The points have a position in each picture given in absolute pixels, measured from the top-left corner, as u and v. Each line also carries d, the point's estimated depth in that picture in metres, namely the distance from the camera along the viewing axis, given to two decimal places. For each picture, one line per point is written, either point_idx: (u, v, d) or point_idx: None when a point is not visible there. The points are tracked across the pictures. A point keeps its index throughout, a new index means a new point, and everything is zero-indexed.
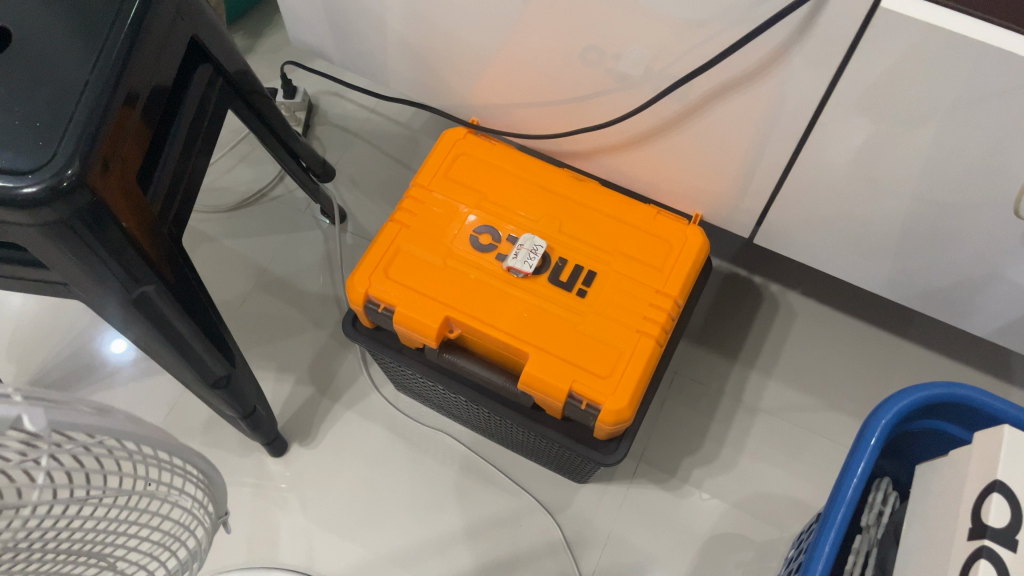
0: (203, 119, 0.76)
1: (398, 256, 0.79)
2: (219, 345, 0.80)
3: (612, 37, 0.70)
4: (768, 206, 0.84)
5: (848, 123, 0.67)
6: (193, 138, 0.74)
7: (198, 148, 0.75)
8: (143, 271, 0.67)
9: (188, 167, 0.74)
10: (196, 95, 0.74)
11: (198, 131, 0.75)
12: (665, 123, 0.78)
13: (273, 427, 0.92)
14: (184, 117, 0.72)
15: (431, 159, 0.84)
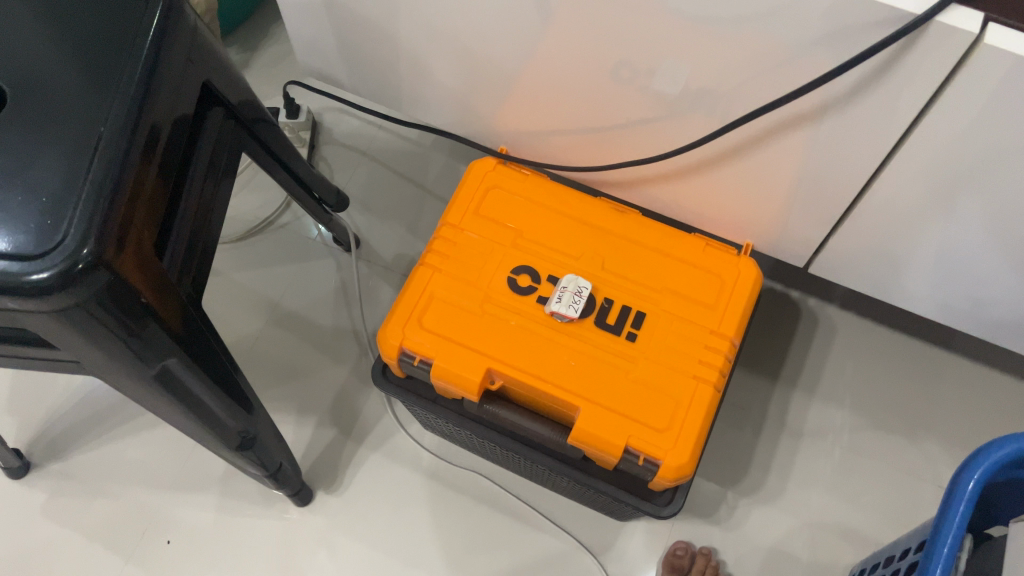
0: (218, 165, 0.69)
1: (431, 304, 0.73)
2: (247, 406, 0.74)
3: (643, 51, 0.63)
4: (811, 253, 0.77)
5: (914, 174, 0.61)
6: (209, 186, 0.68)
7: (214, 197, 0.69)
8: (164, 344, 0.61)
9: (205, 220, 0.68)
10: (210, 141, 0.68)
11: (213, 180, 0.69)
12: (710, 159, 0.71)
13: (297, 478, 0.87)
14: (200, 166, 0.66)
15: (460, 195, 0.78)
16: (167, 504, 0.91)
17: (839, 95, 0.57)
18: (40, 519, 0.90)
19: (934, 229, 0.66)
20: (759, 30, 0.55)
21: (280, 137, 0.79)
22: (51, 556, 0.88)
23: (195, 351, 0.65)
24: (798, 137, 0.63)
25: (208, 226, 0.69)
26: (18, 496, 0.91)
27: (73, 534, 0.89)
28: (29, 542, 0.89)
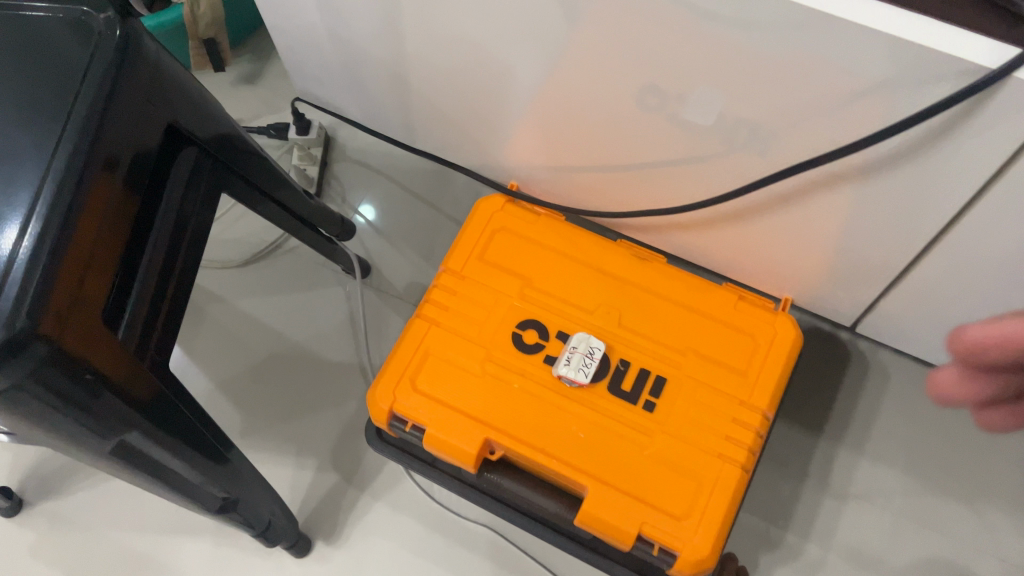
0: (192, 209, 0.62)
1: (426, 362, 0.66)
2: (231, 470, 0.68)
3: (673, 74, 0.51)
4: (861, 311, 0.68)
5: (985, 241, 0.51)
6: (178, 233, 0.61)
7: (186, 245, 0.62)
8: (121, 418, 0.55)
9: (175, 271, 0.61)
10: (180, 184, 0.61)
11: (185, 226, 0.62)
12: (743, 209, 0.62)
13: (293, 530, 0.81)
14: (167, 213, 0.59)
15: (463, 237, 0.70)
16: (160, 549, 0.87)
17: (894, 151, 0.48)
18: (30, 561, 0.86)
19: (1005, 300, 0.56)
20: (797, 77, 0.46)
21: (273, 172, 0.72)
22: None
23: (165, 421, 0.59)
24: (846, 193, 0.54)
25: (181, 276, 0.62)
26: (9, 535, 0.87)
27: None
28: None
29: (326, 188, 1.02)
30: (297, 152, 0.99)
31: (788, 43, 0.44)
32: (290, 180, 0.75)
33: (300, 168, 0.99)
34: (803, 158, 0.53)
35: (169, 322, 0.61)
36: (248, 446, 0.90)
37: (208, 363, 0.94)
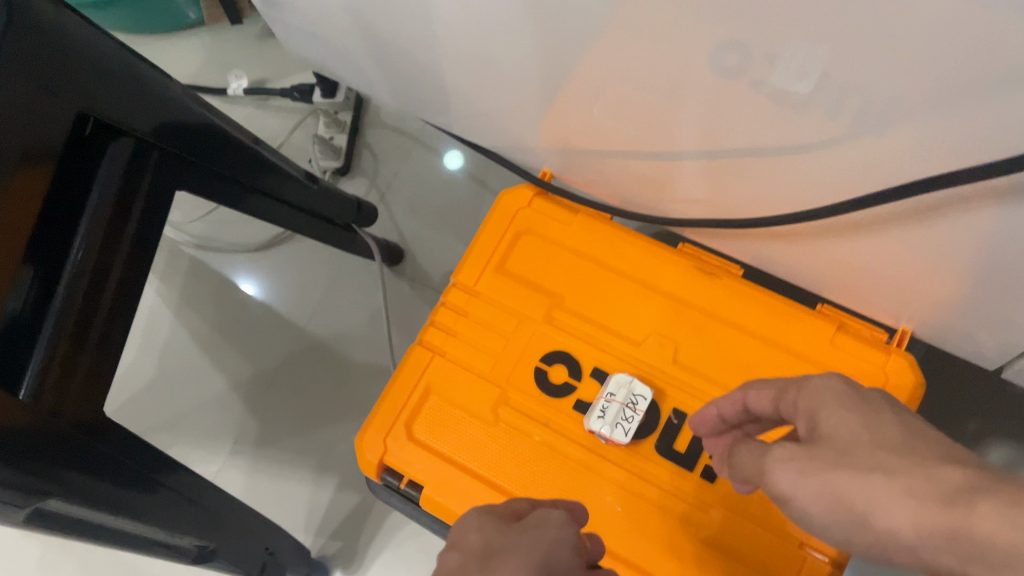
0: (131, 216, 0.49)
1: (427, 404, 0.53)
2: (213, 516, 0.58)
3: (755, 20, 0.30)
4: (1008, 358, 0.50)
5: None
6: (108, 247, 0.48)
7: (122, 261, 0.49)
8: (47, 508, 0.43)
9: (104, 298, 0.48)
10: (109, 185, 0.47)
11: (120, 239, 0.49)
12: (852, 223, 0.44)
13: (303, 562, 0.72)
14: (93, 225, 0.46)
15: (479, 242, 0.55)
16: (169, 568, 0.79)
17: None
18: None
19: None
20: (949, 59, 0.28)
21: (247, 158, 0.59)
22: None
23: (132, 485, 0.48)
24: (999, 220, 0.36)
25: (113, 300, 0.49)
26: (14, 543, 0.81)
27: None
28: None
29: (356, 160, 0.88)
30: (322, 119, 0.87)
31: (933, 16, 0.26)
32: (279, 164, 0.62)
33: (326, 137, 0.87)
34: (938, 172, 0.35)
35: (100, 356, 0.48)
36: (264, 457, 0.81)
37: (224, 360, 0.84)
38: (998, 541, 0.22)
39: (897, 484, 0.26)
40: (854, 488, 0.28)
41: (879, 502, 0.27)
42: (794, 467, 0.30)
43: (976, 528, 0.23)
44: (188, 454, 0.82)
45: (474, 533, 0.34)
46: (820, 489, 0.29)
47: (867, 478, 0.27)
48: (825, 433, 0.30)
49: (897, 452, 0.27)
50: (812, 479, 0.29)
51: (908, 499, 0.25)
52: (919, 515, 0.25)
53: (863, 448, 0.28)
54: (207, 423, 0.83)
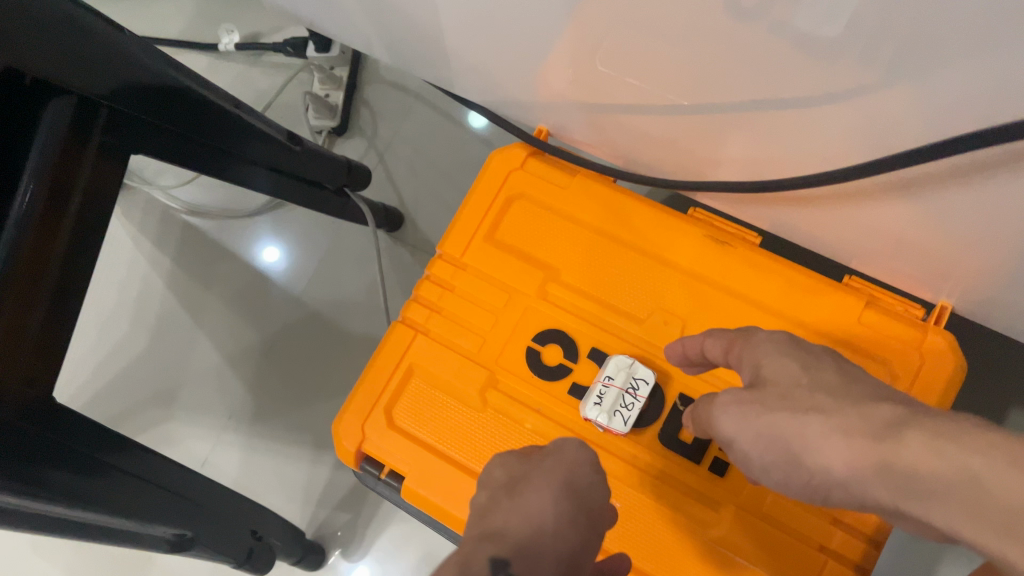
0: (76, 187, 0.45)
1: (409, 388, 0.48)
2: (187, 505, 0.54)
3: None
4: None
5: None
6: (48, 222, 0.43)
7: (66, 236, 0.45)
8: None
9: (46, 278, 0.44)
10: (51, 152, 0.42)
11: (61, 212, 0.44)
12: (888, 184, 0.38)
13: (297, 545, 0.68)
14: (33, 200, 0.42)
15: (467, 208, 0.50)
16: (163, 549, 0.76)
17: None
18: (28, 555, 0.77)
19: None
20: None
21: (219, 125, 0.53)
22: None
23: (89, 476, 0.45)
24: None
25: (59, 280, 0.45)
26: None
27: None
28: None
29: (355, 119, 0.83)
30: (317, 76, 0.81)
31: None
32: (264, 131, 0.58)
33: (321, 94, 0.82)
34: (994, 126, 0.29)
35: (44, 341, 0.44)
36: (260, 433, 0.77)
37: (218, 332, 0.81)
38: (924, 470, 0.25)
39: (829, 423, 0.29)
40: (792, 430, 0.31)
41: (813, 442, 0.29)
42: (737, 410, 0.33)
43: (902, 455, 0.26)
44: (182, 430, 0.79)
45: (499, 471, 0.38)
46: (762, 426, 0.32)
47: (804, 418, 0.30)
48: (766, 379, 0.34)
49: (832, 395, 0.30)
50: (753, 422, 0.32)
51: (838, 436, 0.28)
52: (849, 449, 0.28)
53: (803, 393, 0.31)
54: (201, 398, 0.79)
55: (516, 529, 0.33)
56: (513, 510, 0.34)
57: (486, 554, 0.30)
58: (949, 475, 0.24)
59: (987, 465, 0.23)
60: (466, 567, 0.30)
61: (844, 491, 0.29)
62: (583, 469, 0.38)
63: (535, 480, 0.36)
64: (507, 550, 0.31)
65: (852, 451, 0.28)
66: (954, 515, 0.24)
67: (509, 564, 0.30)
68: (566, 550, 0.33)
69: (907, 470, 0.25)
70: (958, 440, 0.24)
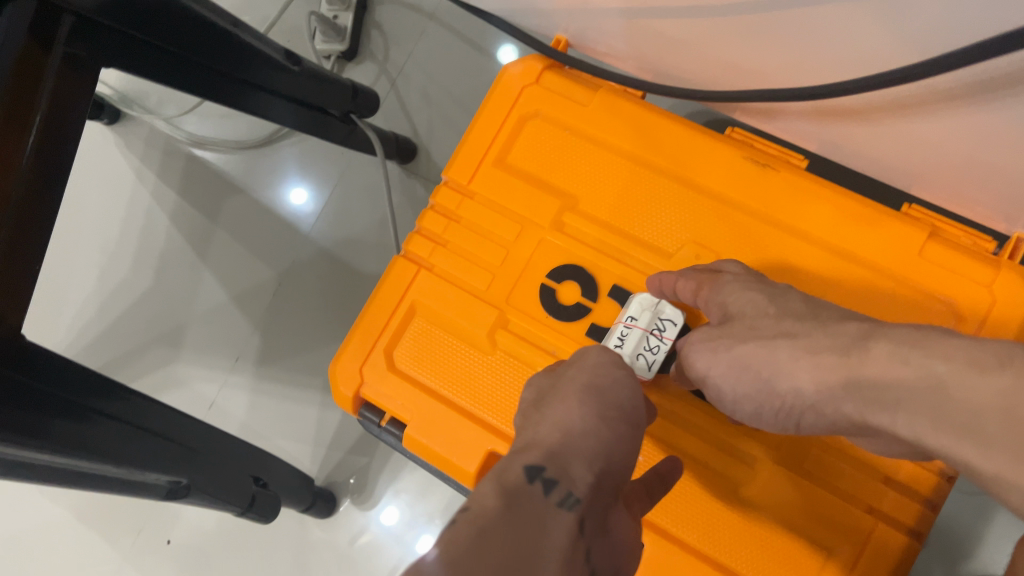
0: (38, 103, 0.40)
1: (411, 328, 0.44)
2: (182, 451, 0.50)
3: None
4: None
5: None
6: (7, 140, 0.39)
7: (31, 154, 0.40)
8: None
9: (8, 203, 0.39)
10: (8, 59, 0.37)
11: (22, 129, 0.39)
12: (963, 91, 0.32)
13: (305, 492, 0.65)
14: None
15: (476, 130, 0.45)
16: None
17: None
18: (34, 495, 0.75)
19: None
20: None
21: (217, 45, 0.49)
22: (43, 544, 0.74)
23: (70, 420, 0.41)
24: None
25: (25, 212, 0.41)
26: None
27: (68, 517, 0.74)
28: (22, 524, 0.75)
29: (365, 42, 0.77)
30: None
31: None
32: (267, 53, 0.53)
33: (329, 15, 0.76)
34: None
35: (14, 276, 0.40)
36: (270, 375, 0.74)
37: (225, 269, 0.77)
38: (895, 378, 0.28)
39: (799, 347, 0.32)
40: (760, 356, 0.34)
41: (784, 367, 0.32)
42: (712, 347, 0.36)
43: (867, 366, 0.29)
44: (189, 371, 0.76)
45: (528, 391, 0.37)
46: (735, 357, 0.34)
47: (772, 343, 0.33)
48: (735, 313, 0.36)
49: (800, 323, 0.33)
50: (724, 355, 0.35)
51: (807, 356, 0.32)
52: (819, 367, 0.31)
53: (769, 321, 0.35)
54: (209, 338, 0.76)
55: (549, 437, 0.31)
56: (544, 420, 0.33)
57: (519, 465, 0.29)
58: (914, 379, 0.27)
59: (948, 369, 0.27)
60: (502, 481, 0.28)
61: (815, 413, 0.32)
62: (608, 369, 0.36)
63: (560, 393, 0.34)
64: (540, 458, 0.29)
65: (823, 368, 0.31)
66: (919, 421, 0.27)
67: (544, 471, 0.29)
68: (599, 447, 0.31)
69: (879, 381, 0.29)
70: (924, 348, 0.28)
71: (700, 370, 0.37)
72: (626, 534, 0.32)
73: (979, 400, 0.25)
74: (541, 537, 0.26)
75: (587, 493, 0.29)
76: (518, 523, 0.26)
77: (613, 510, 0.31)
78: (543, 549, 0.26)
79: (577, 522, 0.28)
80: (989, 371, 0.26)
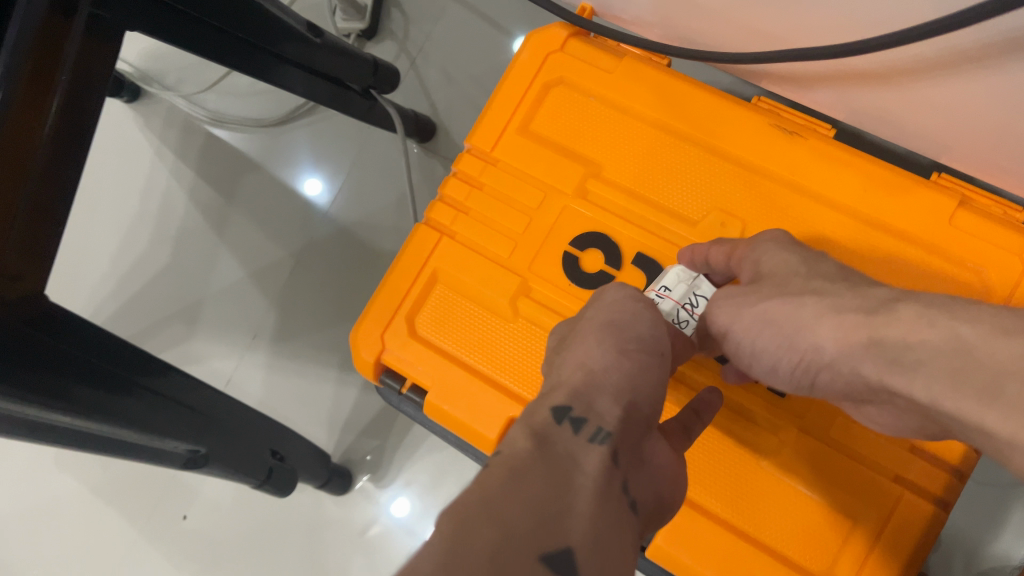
0: (65, 65, 0.40)
1: (432, 294, 0.44)
2: (203, 420, 0.50)
3: None
4: None
5: None
6: (34, 97, 0.39)
7: (56, 113, 0.40)
8: None
9: (33, 163, 0.39)
10: (38, 16, 0.37)
11: (49, 88, 0.39)
12: (997, 50, 0.31)
13: (321, 467, 0.65)
14: (11, 88, 0.37)
15: (499, 96, 0.45)
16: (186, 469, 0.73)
17: None
18: (51, 471, 0.75)
19: None
20: None
21: (238, 11, 0.48)
22: (58, 520, 0.74)
23: (92, 382, 0.41)
24: None
25: (50, 177, 0.41)
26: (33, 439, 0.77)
27: (85, 493, 0.74)
28: (39, 498, 0.75)
29: (384, 21, 0.77)
30: None
31: None
32: (289, 22, 0.53)
33: None
34: None
35: (41, 237, 0.41)
36: (287, 352, 0.74)
37: (243, 247, 0.77)
38: (919, 340, 0.28)
39: (825, 305, 0.32)
40: (784, 312, 0.33)
41: (806, 323, 0.32)
42: (738, 304, 0.35)
43: (892, 327, 0.29)
44: (206, 348, 0.76)
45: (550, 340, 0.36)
46: (759, 313, 0.34)
47: (797, 301, 0.33)
48: (767, 273, 0.36)
49: (828, 283, 0.33)
50: (751, 309, 0.35)
51: (832, 315, 0.32)
52: (842, 327, 0.31)
53: (796, 280, 0.34)
54: (226, 315, 0.76)
55: (573, 377, 0.31)
56: (566, 363, 0.32)
57: (547, 408, 0.29)
58: (941, 342, 0.27)
59: (974, 333, 0.27)
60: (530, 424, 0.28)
61: (831, 373, 0.32)
62: (627, 304, 0.35)
63: (580, 333, 0.34)
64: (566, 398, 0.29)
65: (847, 328, 0.31)
66: (939, 384, 0.27)
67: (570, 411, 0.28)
68: (624, 378, 0.31)
69: (900, 343, 0.29)
70: (952, 313, 0.28)
71: (722, 326, 0.36)
72: (669, 464, 0.31)
73: (1003, 362, 0.25)
74: (570, 470, 0.26)
75: (618, 426, 0.29)
76: (550, 462, 0.26)
77: (649, 442, 0.31)
78: (574, 479, 0.26)
79: (608, 454, 0.27)
80: (1014, 336, 0.26)
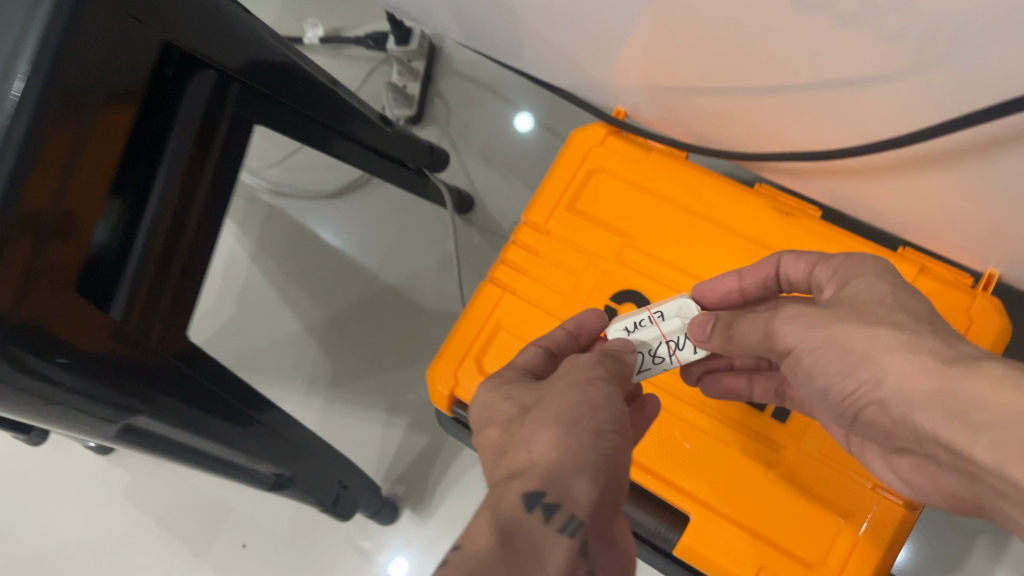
0: (212, 149, 0.51)
1: (496, 339, 0.54)
2: (293, 448, 0.59)
3: None
4: None
5: None
6: (192, 173, 0.50)
7: (205, 187, 0.51)
8: (137, 427, 0.43)
9: (187, 224, 0.50)
10: (198, 112, 0.49)
11: (202, 168, 0.50)
12: (943, 155, 0.42)
13: (374, 498, 0.74)
14: (174, 169, 0.48)
15: (552, 180, 0.55)
16: (245, 502, 0.82)
17: None
18: (121, 503, 0.83)
19: None
20: None
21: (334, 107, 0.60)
22: (126, 548, 0.82)
23: (219, 415, 0.50)
24: None
25: (195, 242, 0.51)
26: (105, 474, 0.85)
27: (152, 524, 0.82)
28: (109, 528, 0.83)
29: (429, 109, 0.89)
30: (396, 67, 0.87)
31: None
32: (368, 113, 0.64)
33: (400, 85, 0.88)
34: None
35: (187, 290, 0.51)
36: (339, 398, 0.83)
37: (300, 304, 0.86)
38: (997, 402, 0.29)
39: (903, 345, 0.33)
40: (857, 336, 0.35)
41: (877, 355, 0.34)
42: (806, 322, 0.37)
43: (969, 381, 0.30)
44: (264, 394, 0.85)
45: (504, 402, 0.37)
46: (829, 334, 0.36)
47: (875, 330, 0.34)
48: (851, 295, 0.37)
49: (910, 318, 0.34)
50: (819, 329, 0.36)
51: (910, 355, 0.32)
52: (913, 368, 0.32)
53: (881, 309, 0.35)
54: (283, 365, 0.85)
55: (537, 461, 0.33)
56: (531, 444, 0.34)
57: (517, 494, 0.32)
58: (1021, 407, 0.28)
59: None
60: (499, 514, 0.31)
61: (880, 407, 0.35)
62: (595, 387, 0.36)
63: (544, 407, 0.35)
64: (539, 483, 0.32)
65: (921, 372, 0.32)
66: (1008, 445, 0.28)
67: (543, 498, 0.31)
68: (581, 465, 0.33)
69: (972, 398, 0.30)
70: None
71: (785, 342, 0.38)
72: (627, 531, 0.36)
73: None
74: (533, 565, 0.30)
75: (586, 512, 0.32)
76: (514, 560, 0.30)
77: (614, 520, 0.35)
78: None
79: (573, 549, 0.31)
80: None
